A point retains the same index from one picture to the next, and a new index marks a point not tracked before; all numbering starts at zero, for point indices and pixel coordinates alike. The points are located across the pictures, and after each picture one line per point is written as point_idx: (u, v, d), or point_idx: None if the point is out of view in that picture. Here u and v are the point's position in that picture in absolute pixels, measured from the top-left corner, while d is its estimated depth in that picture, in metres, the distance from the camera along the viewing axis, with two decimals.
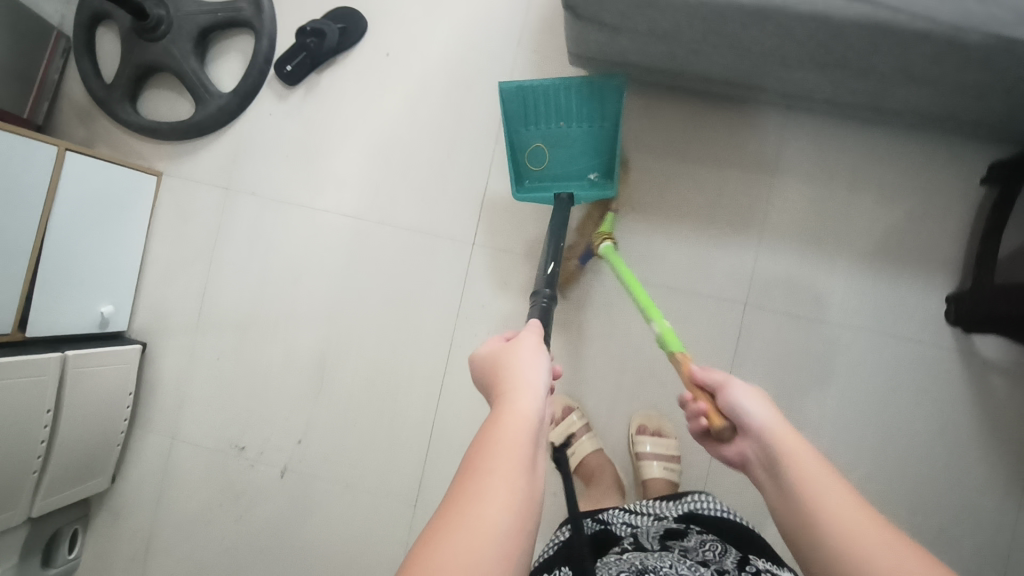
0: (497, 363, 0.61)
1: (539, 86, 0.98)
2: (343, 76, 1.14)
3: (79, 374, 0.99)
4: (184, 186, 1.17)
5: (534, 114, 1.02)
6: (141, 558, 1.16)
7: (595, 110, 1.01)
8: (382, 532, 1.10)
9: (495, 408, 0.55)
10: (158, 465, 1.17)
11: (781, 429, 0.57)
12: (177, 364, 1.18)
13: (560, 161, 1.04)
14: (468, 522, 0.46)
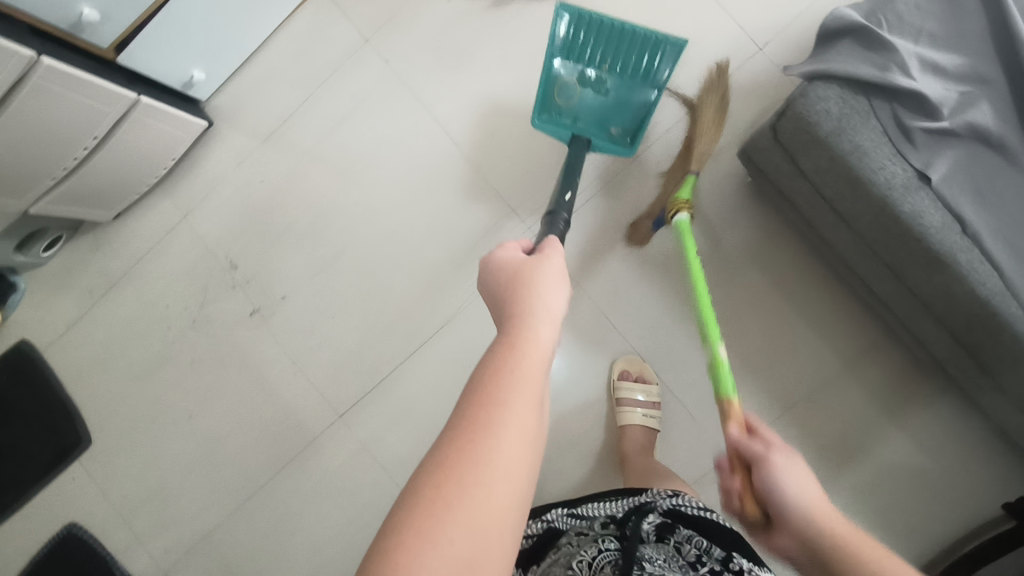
0: (519, 282, 0.59)
1: (593, 19, 0.91)
2: (535, 14, 1.08)
3: (138, 121, 0.98)
4: (335, 13, 1.13)
5: (581, 46, 0.94)
6: (95, 295, 1.22)
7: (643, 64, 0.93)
8: (300, 416, 1.13)
9: (514, 332, 0.54)
10: (156, 230, 1.20)
11: (817, 499, 0.53)
12: (225, 159, 1.17)
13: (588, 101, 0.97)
14: (494, 447, 0.46)
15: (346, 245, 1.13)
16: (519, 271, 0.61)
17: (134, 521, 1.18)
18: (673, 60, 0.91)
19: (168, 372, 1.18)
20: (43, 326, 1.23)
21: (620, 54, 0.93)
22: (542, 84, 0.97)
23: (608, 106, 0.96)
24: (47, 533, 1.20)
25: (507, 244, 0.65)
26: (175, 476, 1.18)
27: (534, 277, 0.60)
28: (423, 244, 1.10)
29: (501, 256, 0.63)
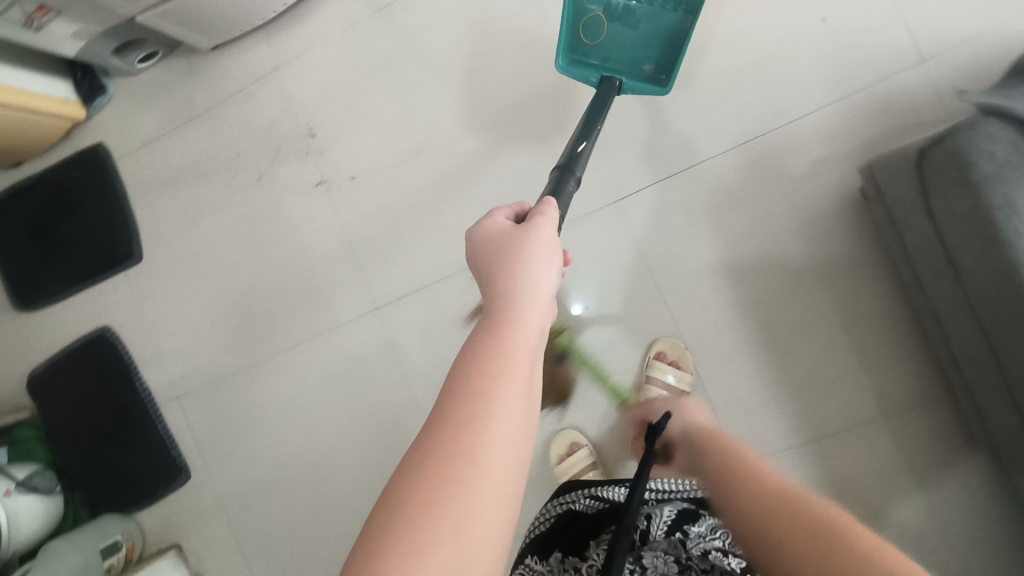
0: (509, 259, 0.63)
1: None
2: None
3: None
4: None
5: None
6: (176, 123, 1.23)
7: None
8: (337, 298, 1.15)
9: (505, 314, 0.58)
10: (246, 74, 1.19)
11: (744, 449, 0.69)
12: (332, 21, 1.14)
13: (615, 38, 0.96)
14: (490, 416, 0.48)
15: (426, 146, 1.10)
16: (510, 245, 0.65)
17: (164, 343, 1.26)
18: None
19: (225, 217, 1.21)
20: (121, 137, 1.26)
21: None
22: (566, 26, 0.96)
23: (637, 42, 0.96)
24: (86, 329, 1.28)
25: (494, 222, 0.70)
26: (209, 316, 1.23)
27: (523, 252, 0.64)
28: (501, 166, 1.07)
29: (488, 232, 0.68)
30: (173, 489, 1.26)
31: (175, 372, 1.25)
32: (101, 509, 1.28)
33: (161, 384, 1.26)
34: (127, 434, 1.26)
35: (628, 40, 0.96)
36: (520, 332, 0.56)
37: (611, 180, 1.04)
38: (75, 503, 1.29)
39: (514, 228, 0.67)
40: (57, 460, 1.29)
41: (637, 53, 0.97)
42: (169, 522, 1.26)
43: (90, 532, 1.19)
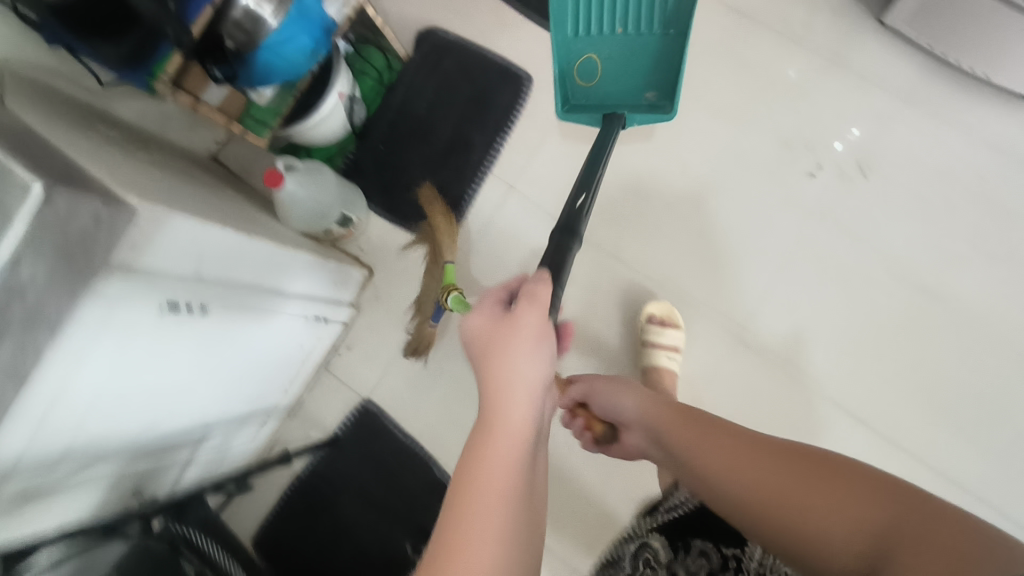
0: (495, 356, 0.62)
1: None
2: None
3: None
4: None
5: (586, 20, 1.01)
6: (774, 22, 1.09)
7: (657, 16, 0.99)
8: (720, 291, 1.07)
9: (492, 409, 0.57)
10: (876, 69, 1.06)
11: (629, 401, 0.76)
12: (975, 130, 1.04)
13: (611, 75, 1.03)
14: (478, 520, 0.47)
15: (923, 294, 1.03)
16: (499, 336, 0.64)
17: (554, 142, 1.15)
18: (687, 11, 0.98)
19: (718, 134, 1.10)
20: None
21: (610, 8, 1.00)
22: (562, 69, 1.03)
23: (626, 70, 1.02)
24: (514, 56, 1.16)
25: (479, 312, 0.68)
26: (611, 171, 1.12)
27: (510, 338, 0.63)
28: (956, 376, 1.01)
29: (474, 327, 0.67)
30: (422, 236, 1.17)
31: (536, 171, 1.15)
32: (354, 180, 1.17)
33: (514, 164, 1.15)
34: (442, 159, 1.16)
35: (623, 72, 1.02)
36: (502, 432, 0.54)
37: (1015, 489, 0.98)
38: (341, 149, 1.17)
39: (499, 313, 0.67)
40: (371, 105, 1.18)
41: (636, 83, 1.03)
42: (393, 250, 1.17)
43: (348, 191, 1.10)
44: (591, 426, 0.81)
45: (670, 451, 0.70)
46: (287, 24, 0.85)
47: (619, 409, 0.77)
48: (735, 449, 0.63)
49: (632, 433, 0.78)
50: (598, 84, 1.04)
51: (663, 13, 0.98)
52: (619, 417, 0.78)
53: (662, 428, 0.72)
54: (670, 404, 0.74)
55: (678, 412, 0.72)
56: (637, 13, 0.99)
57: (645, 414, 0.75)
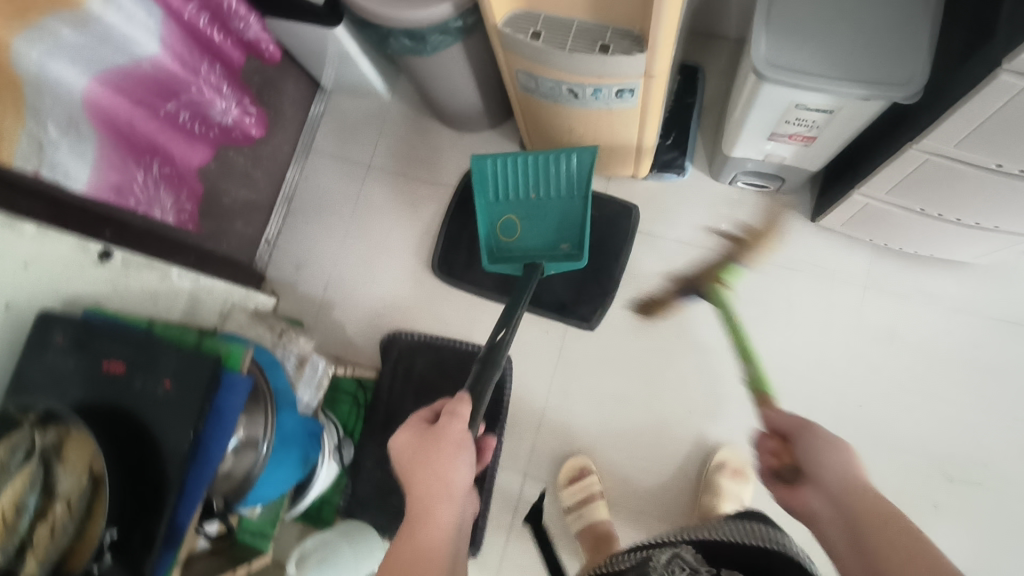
0: (423, 468, 0.62)
1: (518, 161, 0.96)
2: None
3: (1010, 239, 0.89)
4: None
5: (503, 187, 0.99)
6: (724, 243, 1.12)
7: (562, 181, 0.98)
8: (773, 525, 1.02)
9: (417, 513, 0.59)
10: (828, 263, 1.09)
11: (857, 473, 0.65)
12: (943, 295, 1.07)
13: (531, 232, 1.01)
14: None
15: (971, 473, 1.00)
16: (423, 451, 0.63)
17: (552, 418, 1.11)
18: (588, 176, 0.98)
19: (710, 365, 1.09)
20: (662, 216, 1.15)
21: (520, 173, 0.97)
22: (483, 231, 1.00)
23: (546, 227, 1.00)
24: (486, 339, 1.13)
25: (410, 419, 0.67)
26: (618, 430, 1.09)
27: (435, 454, 0.62)
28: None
29: (399, 436, 0.65)
30: None
31: (547, 449, 1.10)
32: (359, 518, 1.08)
33: (518, 452, 1.11)
34: None
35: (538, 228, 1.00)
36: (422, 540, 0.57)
37: None
38: (337, 488, 1.10)
39: (425, 425, 0.65)
40: (355, 431, 1.12)
41: (552, 237, 1.00)
42: None
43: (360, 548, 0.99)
44: (777, 455, 0.79)
45: (849, 537, 0.59)
46: (275, 453, 0.79)
47: (830, 470, 0.67)
48: (882, 536, 0.55)
49: (816, 504, 0.66)
50: (520, 241, 1.01)
51: (572, 178, 0.98)
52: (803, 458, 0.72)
53: (849, 514, 0.60)
54: (855, 484, 0.64)
55: (862, 501, 0.61)
56: (547, 179, 0.98)
57: (840, 485, 0.64)
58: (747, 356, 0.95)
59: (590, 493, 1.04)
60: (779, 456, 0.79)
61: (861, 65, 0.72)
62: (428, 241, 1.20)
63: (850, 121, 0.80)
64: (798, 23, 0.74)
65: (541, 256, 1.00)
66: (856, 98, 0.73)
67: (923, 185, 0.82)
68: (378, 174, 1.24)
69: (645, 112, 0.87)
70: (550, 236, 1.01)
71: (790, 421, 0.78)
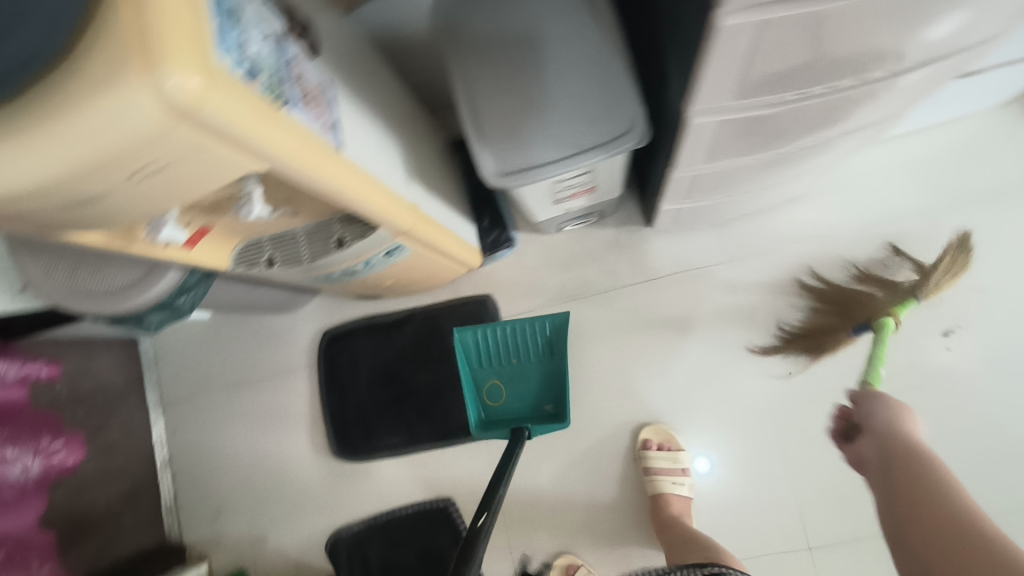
0: None
1: (494, 331, 0.93)
2: None
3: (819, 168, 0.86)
4: (1000, 143, 1.02)
5: (481, 357, 0.95)
6: (586, 289, 1.11)
7: (538, 346, 0.94)
8: (759, 527, 1.01)
9: None
10: (684, 257, 1.09)
11: (909, 425, 0.68)
12: (799, 231, 1.07)
13: (517, 394, 0.95)
14: None
15: (908, 386, 0.99)
16: None
17: (518, 531, 1.09)
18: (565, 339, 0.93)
19: (631, 408, 1.08)
20: (519, 291, 1.12)
21: (498, 341, 0.93)
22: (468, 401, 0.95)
23: (528, 390, 0.95)
24: (420, 494, 1.09)
25: None
26: (582, 511, 1.07)
27: None
28: (1005, 425, 0.96)
29: None
30: None
31: (527, 562, 1.07)
32: None
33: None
34: None
35: (521, 392, 0.95)
36: None
37: None
38: None
39: None
40: None
41: (533, 400, 0.95)
42: None
43: None
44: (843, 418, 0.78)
45: (880, 472, 0.65)
46: None
47: (881, 416, 0.71)
48: (912, 480, 0.60)
49: (867, 449, 0.70)
50: (507, 406, 0.95)
51: (548, 342, 0.93)
52: (867, 419, 0.72)
53: (890, 459, 0.64)
54: (906, 438, 0.66)
55: (906, 446, 0.64)
56: (524, 343, 0.94)
57: (890, 439, 0.66)
58: (873, 356, 0.84)
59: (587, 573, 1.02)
60: (849, 418, 0.78)
61: (585, 134, 0.70)
62: (319, 428, 1.15)
63: (611, 167, 0.78)
64: (511, 119, 0.70)
65: (524, 418, 0.94)
66: (595, 160, 0.70)
67: (709, 185, 0.80)
68: (241, 389, 1.17)
69: (431, 245, 0.84)
70: (533, 400, 0.95)
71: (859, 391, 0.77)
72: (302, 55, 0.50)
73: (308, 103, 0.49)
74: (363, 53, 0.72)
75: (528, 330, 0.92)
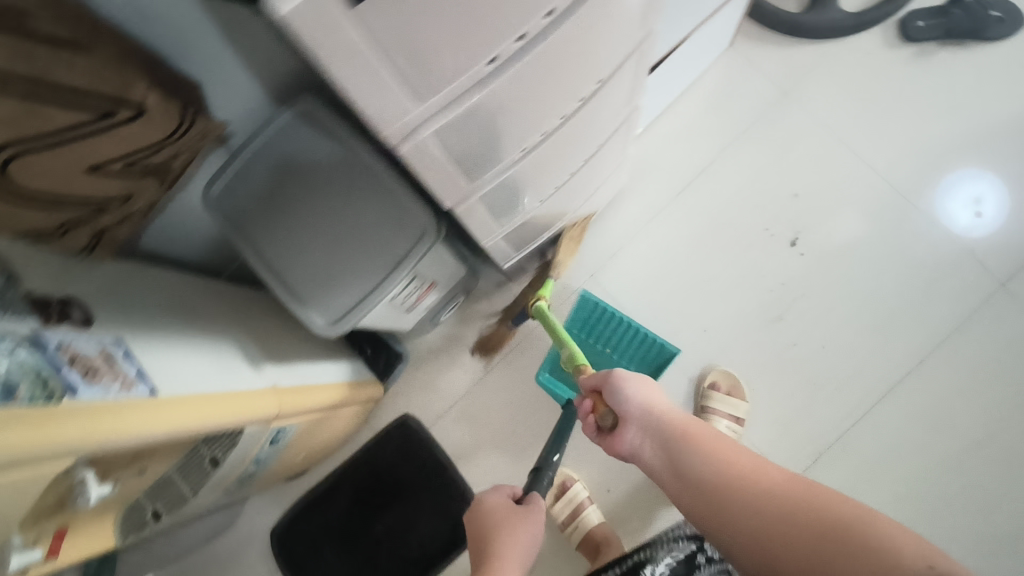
0: (499, 527, 0.74)
1: (619, 316, 1.03)
2: (963, 63, 1.09)
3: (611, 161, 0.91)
4: (746, 69, 1.13)
5: (592, 332, 1.06)
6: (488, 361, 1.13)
7: (637, 353, 1.05)
8: None
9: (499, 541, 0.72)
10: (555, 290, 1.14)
11: (660, 399, 0.69)
12: (635, 216, 1.13)
13: (589, 378, 1.05)
14: None
15: (790, 301, 1.08)
16: (507, 516, 0.75)
17: None
18: (660, 364, 1.04)
19: (582, 444, 1.09)
20: (431, 396, 1.13)
21: (614, 330, 1.05)
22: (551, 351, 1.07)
23: None
24: None
25: (498, 490, 0.81)
26: None
27: (506, 527, 0.74)
28: (873, 292, 1.06)
29: (492, 499, 0.79)
30: None
31: None
32: None
33: None
34: None
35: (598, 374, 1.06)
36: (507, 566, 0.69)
37: (977, 265, 1.05)
38: None
39: (515, 502, 0.78)
40: None
41: None
42: None
43: None
44: (594, 408, 0.74)
45: (670, 461, 0.65)
46: None
47: (632, 402, 0.69)
48: (705, 461, 0.62)
49: (634, 438, 0.69)
50: (577, 376, 1.06)
51: (643, 359, 1.05)
52: (619, 407, 0.70)
53: (669, 445, 0.65)
54: (664, 415, 0.67)
55: (670, 420, 0.66)
56: (628, 342, 1.05)
57: (656, 422, 0.67)
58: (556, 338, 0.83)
59: (576, 504, 1.02)
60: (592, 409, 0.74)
61: (385, 253, 0.74)
62: None
63: (434, 260, 0.82)
64: (319, 274, 0.74)
65: None
66: (405, 270, 0.73)
67: (527, 234, 0.86)
68: None
69: (310, 410, 0.83)
70: None
71: (593, 377, 0.74)
72: (71, 333, 0.52)
73: (89, 376, 0.50)
74: (155, 282, 0.72)
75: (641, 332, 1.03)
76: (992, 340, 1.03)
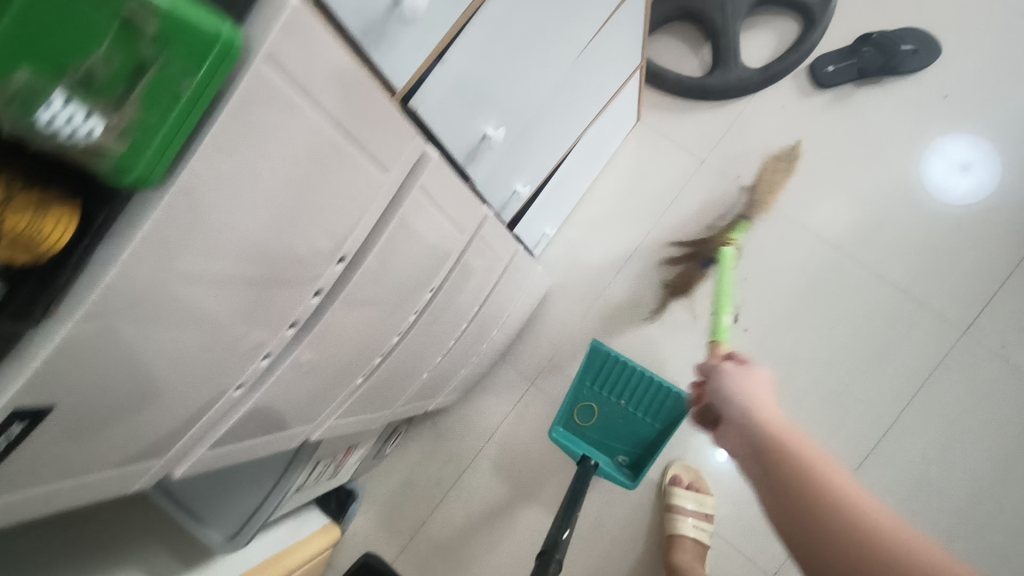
0: None
1: (630, 368, 0.96)
2: (882, 101, 1.04)
3: (514, 285, 0.87)
4: (659, 142, 1.09)
5: (605, 381, 1.00)
6: (442, 486, 1.09)
7: (653, 410, 0.98)
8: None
9: None
10: (500, 401, 1.10)
11: (765, 399, 0.48)
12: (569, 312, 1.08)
13: (605, 428, 1.01)
14: None
15: None
16: None
17: None
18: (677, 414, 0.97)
19: None
20: (389, 532, 1.09)
21: (625, 386, 0.98)
22: (563, 409, 1.00)
23: (615, 434, 1.01)
24: None
25: None
26: None
27: None
28: (828, 358, 1.00)
29: None
30: None
31: None
32: None
33: None
34: None
35: (609, 430, 1.01)
36: None
37: (933, 314, 0.99)
38: None
39: None
40: None
41: (615, 444, 1.02)
42: None
43: None
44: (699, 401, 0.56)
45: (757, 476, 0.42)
46: None
47: (731, 398, 0.50)
48: (797, 491, 0.39)
49: (729, 440, 0.48)
50: (591, 429, 1.01)
51: (660, 416, 0.99)
52: (722, 403, 0.51)
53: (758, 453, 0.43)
54: (762, 414, 0.46)
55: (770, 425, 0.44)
56: (640, 394, 0.99)
57: (747, 420, 0.46)
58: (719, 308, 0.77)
59: None
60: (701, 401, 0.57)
61: (268, 464, 0.68)
62: None
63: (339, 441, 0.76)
64: (212, 491, 0.71)
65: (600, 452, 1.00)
66: (289, 481, 0.67)
67: (431, 385, 0.81)
68: None
69: None
70: (613, 442, 1.02)
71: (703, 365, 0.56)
72: None
73: None
74: None
75: (655, 385, 0.96)
76: (963, 394, 0.96)
